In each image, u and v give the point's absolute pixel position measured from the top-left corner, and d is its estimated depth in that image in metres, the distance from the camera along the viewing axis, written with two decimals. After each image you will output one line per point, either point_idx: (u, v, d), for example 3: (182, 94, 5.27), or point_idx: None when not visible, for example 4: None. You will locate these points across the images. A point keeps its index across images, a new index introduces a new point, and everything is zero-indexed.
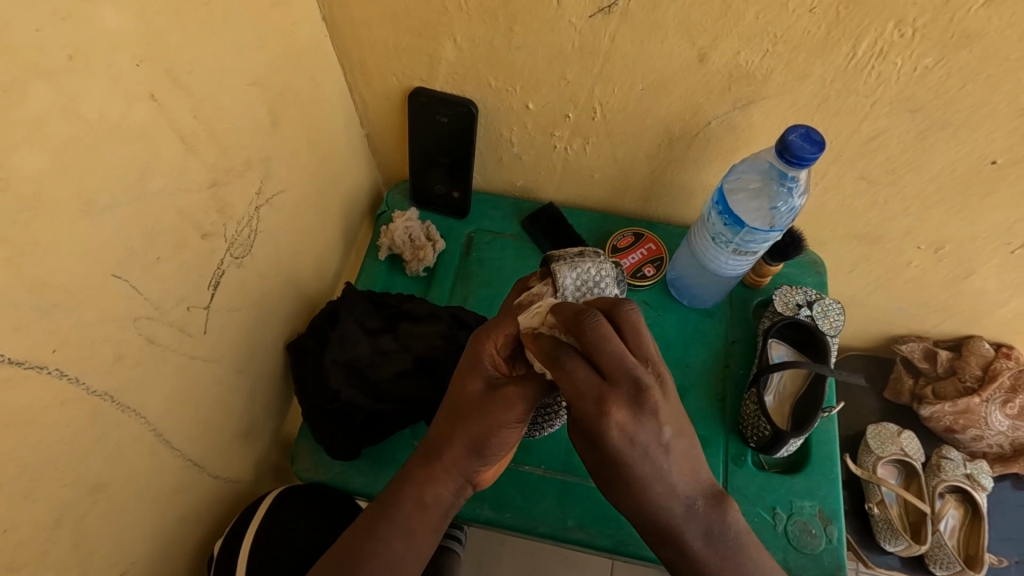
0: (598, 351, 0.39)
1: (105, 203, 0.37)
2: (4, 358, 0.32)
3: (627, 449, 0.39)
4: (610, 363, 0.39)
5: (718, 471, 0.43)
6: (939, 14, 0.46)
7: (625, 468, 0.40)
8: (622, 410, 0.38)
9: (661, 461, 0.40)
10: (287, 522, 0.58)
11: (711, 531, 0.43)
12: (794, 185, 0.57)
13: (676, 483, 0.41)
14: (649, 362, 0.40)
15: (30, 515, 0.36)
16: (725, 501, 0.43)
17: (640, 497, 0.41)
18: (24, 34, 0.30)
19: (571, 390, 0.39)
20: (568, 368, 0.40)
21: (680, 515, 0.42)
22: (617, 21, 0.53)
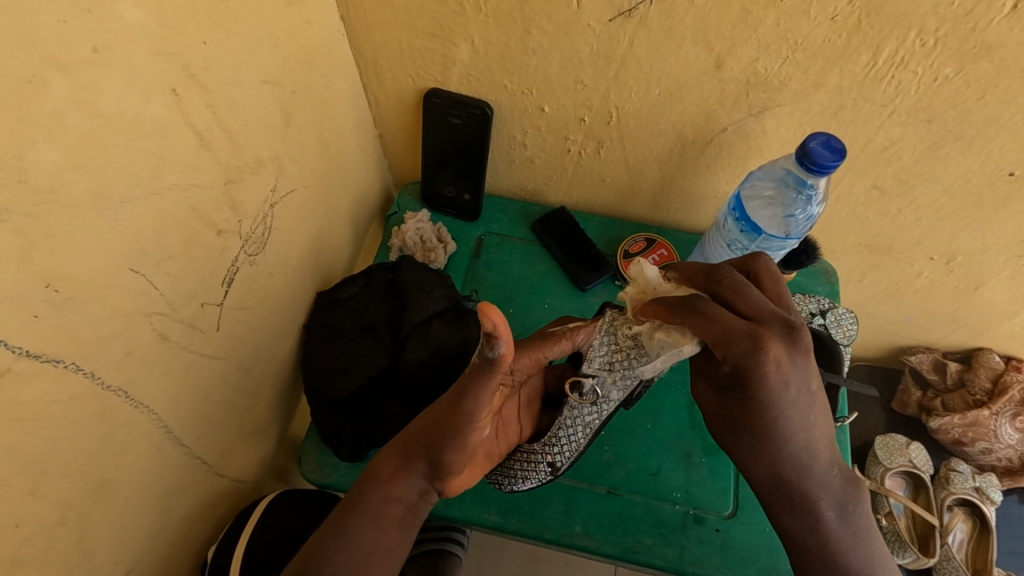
0: (736, 300, 0.44)
1: (121, 198, 0.37)
2: (20, 352, 0.32)
3: (780, 391, 0.42)
4: (753, 310, 0.43)
5: (804, 480, 0.44)
6: (960, 24, 0.46)
7: (764, 404, 0.43)
8: (779, 341, 0.41)
9: (796, 407, 0.43)
10: (283, 523, 0.58)
11: (847, 506, 0.45)
12: (811, 194, 0.56)
13: (814, 445, 0.44)
14: (768, 311, 0.42)
15: (38, 513, 0.36)
16: (847, 485, 0.45)
17: (782, 443, 0.43)
18: (45, 27, 0.30)
19: (717, 337, 0.42)
20: (700, 320, 0.42)
21: (807, 470, 0.44)
22: (634, 26, 0.53)
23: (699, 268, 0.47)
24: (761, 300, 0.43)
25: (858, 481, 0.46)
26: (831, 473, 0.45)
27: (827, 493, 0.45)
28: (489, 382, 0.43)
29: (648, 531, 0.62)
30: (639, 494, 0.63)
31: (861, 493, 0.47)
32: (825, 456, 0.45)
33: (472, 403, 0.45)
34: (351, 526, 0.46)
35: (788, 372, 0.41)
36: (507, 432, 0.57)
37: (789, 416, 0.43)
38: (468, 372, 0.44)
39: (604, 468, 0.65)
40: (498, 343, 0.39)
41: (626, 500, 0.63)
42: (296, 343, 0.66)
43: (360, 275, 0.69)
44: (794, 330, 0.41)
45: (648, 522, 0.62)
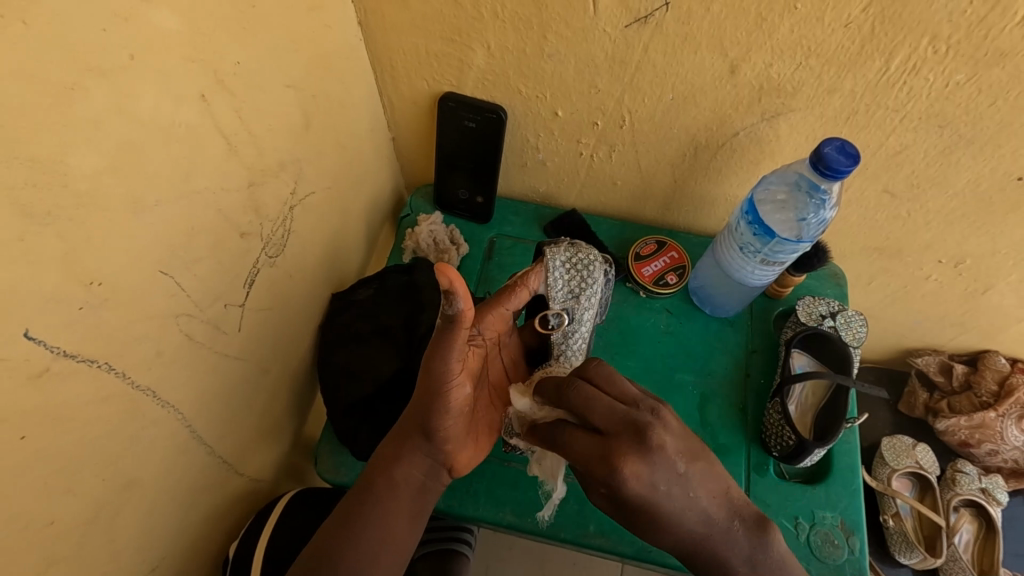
0: (609, 387, 0.47)
1: (154, 202, 0.38)
2: (58, 352, 0.33)
3: (650, 493, 0.42)
4: (605, 422, 0.44)
5: (716, 547, 0.44)
6: (973, 32, 0.46)
7: (646, 506, 0.42)
8: (634, 449, 0.42)
9: (689, 488, 0.43)
10: (301, 521, 0.58)
11: (754, 559, 0.44)
12: (825, 198, 0.57)
13: (694, 507, 0.43)
14: (617, 418, 0.44)
15: (71, 510, 0.37)
16: (753, 537, 0.45)
17: (674, 525, 0.43)
18: (88, 35, 0.31)
19: (584, 457, 0.44)
20: (592, 406, 0.45)
21: (728, 541, 0.44)
22: (650, 32, 0.54)
23: (555, 387, 0.49)
24: (628, 391, 0.46)
25: (770, 520, 0.46)
26: (727, 524, 0.44)
27: (736, 553, 0.44)
28: (456, 345, 0.45)
29: None
30: None
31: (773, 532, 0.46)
32: (721, 528, 0.44)
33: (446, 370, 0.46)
34: (370, 510, 0.49)
35: (654, 472, 0.42)
36: (508, 404, 0.57)
37: (674, 500, 0.43)
38: (435, 340, 0.46)
39: None
40: (455, 297, 0.41)
41: None
42: (312, 344, 0.66)
43: (375, 276, 0.69)
44: (655, 419, 0.44)
45: None
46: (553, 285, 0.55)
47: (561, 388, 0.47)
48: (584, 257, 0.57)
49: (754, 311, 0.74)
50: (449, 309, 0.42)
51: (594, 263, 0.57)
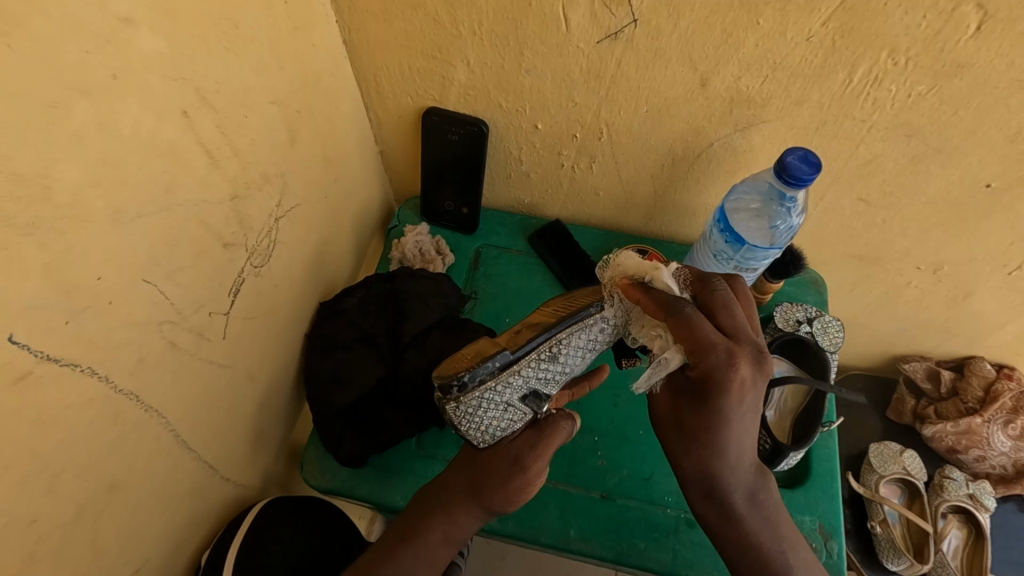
0: (718, 313, 0.47)
1: (136, 213, 0.39)
2: (41, 357, 0.35)
3: (735, 409, 0.44)
4: (732, 325, 0.46)
5: (727, 482, 0.46)
6: (930, 44, 0.48)
7: (719, 421, 0.45)
8: (750, 361, 0.44)
9: (744, 424, 0.45)
10: (276, 527, 0.59)
11: (756, 496, 0.48)
12: (792, 205, 0.59)
13: (745, 447, 0.46)
14: (744, 332, 0.45)
15: (53, 511, 0.38)
16: (760, 476, 0.48)
17: (717, 450, 0.45)
18: (70, 56, 0.33)
19: (698, 344, 0.44)
20: (680, 327, 0.45)
21: (735, 466, 0.46)
22: (622, 47, 0.56)
23: (662, 296, 0.46)
24: (742, 318, 0.46)
25: (765, 469, 0.49)
26: (747, 469, 0.47)
27: (740, 489, 0.47)
28: (554, 439, 0.49)
29: (641, 536, 0.63)
30: (634, 499, 0.65)
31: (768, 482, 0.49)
32: (749, 466, 0.47)
33: (534, 472, 0.49)
34: (406, 556, 0.50)
35: (748, 393, 0.44)
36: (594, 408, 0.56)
37: (734, 424, 0.45)
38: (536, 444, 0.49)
39: (598, 474, 0.66)
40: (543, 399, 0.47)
41: (620, 504, 0.64)
42: (300, 352, 0.68)
43: (360, 286, 0.71)
44: (764, 356, 0.45)
45: (642, 527, 0.63)
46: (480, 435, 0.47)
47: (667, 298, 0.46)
48: (458, 420, 0.45)
49: None
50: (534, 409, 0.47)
51: (466, 410, 0.44)
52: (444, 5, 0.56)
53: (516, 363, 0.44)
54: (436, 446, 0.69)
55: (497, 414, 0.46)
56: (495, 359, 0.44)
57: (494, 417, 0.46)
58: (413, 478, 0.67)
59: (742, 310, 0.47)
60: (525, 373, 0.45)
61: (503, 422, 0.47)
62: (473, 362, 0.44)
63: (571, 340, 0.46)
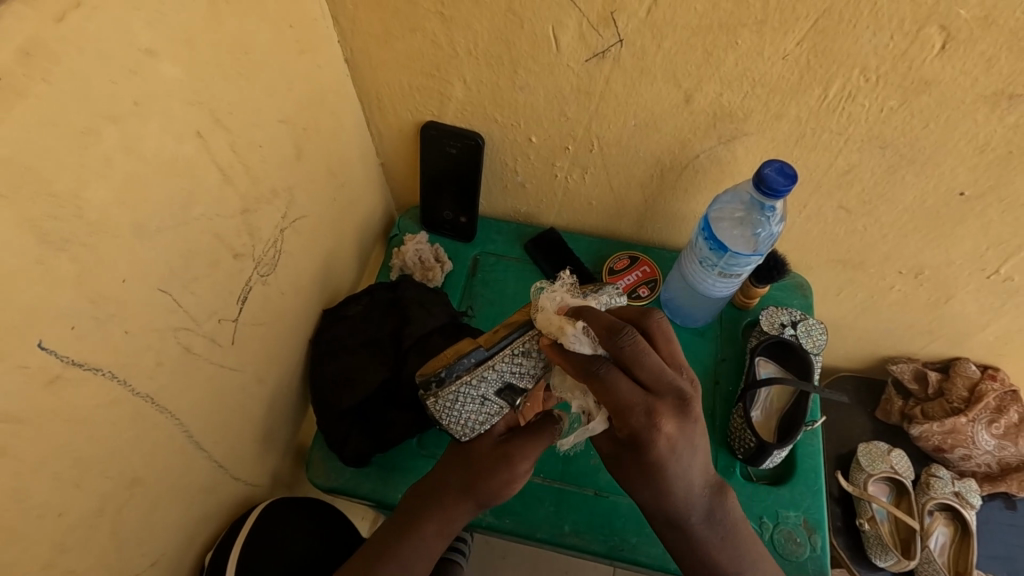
0: (635, 368, 0.45)
1: (156, 228, 0.42)
2: (70, 362, 0.38)
3: (667, 455, 0.45)
4: (651, 377, 0.45)
5: (675, 513, 0.49)
6: (899, 63, 0.51)
7: (654, 468, 0.46)
8: (671, 420, 0.44)
9: (689, 464, 0.47)
10: (275, 524, 0.62)
11: (712, 514, 0.51)
12: (772, 215, 0.62)
13: (691, 484, 0.48)
14: (665, 380, 0.45)
15: (79, 504, 0.41)
16: (716, 495, 0.51)
17: (662, 483, 0.47)
18: (101, 87, 0.36)
19: (618, 404, 0.44)
20: (600, 391, 0.44)
21: (685, 502, 0.49)
22: (610, 66, 0.59)
23: (603, 323, 0.46)
24: (659, 364, 0.45)
25: (726, 489, 0.52)
26: (701, 494, 0.49)
27: (696, 513, 0.50)
28: (541, 439, 0.52)
29: (633, 530, 0.65)
30: (626, 496, 0.67)
31: (729, 498, 0.52)
32: (699, 495, 0.50)
33: (517, 470, 0.52)
34: (406, 551, 0.53)
35: (678, 443, 0.45)
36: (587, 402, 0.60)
37: (675, 469, 0.46)
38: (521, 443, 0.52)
39: (592, 472, 0.68)
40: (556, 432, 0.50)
41: (612, 500, 0.67)
42: (305, 356, 0.71)
43: (362, 293, 0.74)
44: (687, 404, 0.45)
45: (634, 522, 0.66)
46: (462, 428, 0.52)
47: (605, 329, 0.45)
48: (440, 412, 0.49)
49: (724, 321, 0.78)
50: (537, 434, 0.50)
51: (445, 404, 0.49)
52: (441, 28, 0.59)
53: (490, 358, 0.48)
54: (435, 446, 0.72)
55: (478, 408, 0.50)
56: (472, 355, 0.48)
57: (472, 410, 0.50)
58: (413, 477, 0.69)
59: (656, 354, 0.45)
60: (499, 368, 0.49)
61: (482, 415, 0.51)
62: (449, 358, 0.48)
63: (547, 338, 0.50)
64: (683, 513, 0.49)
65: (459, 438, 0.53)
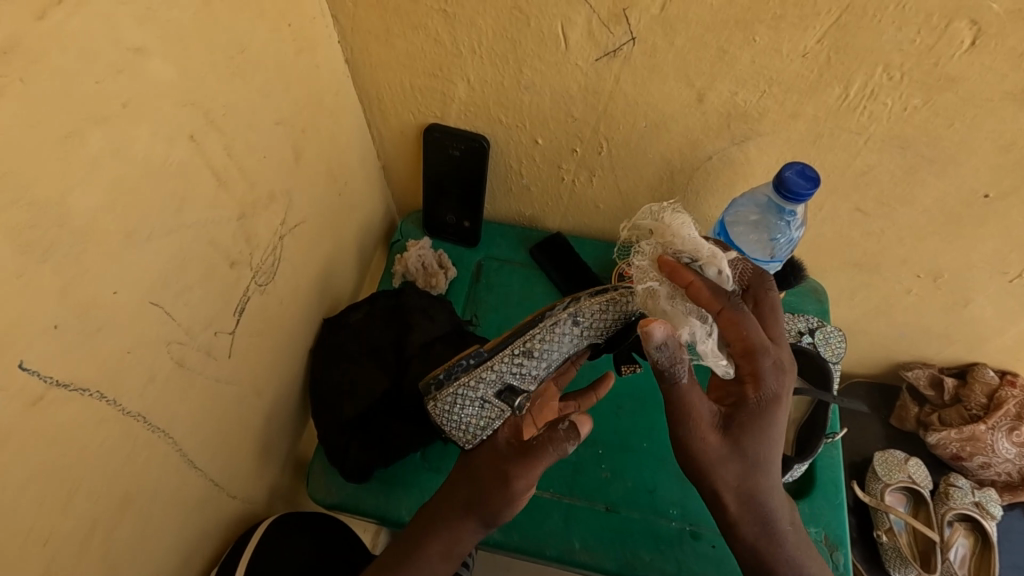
0: (756, 323, 0.51)
1: (147, 236, 0.40)
2: (52, 381, 0.35)
3: (775, 408, 0.49)
4: (771, 331, 0.52)
5: (765, 484, 0.49)
6: (924, 59, 0.49)
7: (750, 432, 0.49)
8: (785, 376, 0.49)
9: (781, 427, 0.50)
10: (281, 541, 0.60)
11: (789, 505, 0.51)
12: (792, 219, 0.59)
13: (778, 456, 0.50)
14: (783, 339, 0.52)
15: (66, 530, 0.39)
16: (787, 487, 0.52)
17: (746, 466, 0.48)
18: (85, 88, 0.34)
19: (750, 338, 0.49)
20: (732, 326, 0.50)
21: (772, 476, 0.50)
22: (620, 64, 0.57)
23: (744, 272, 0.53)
24: (780, 326, 0.52)
25: (791, 485, 0.53)
26: (778, 482, 0.51)
27: (779, 498, 0.50)
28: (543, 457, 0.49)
29: (646, 547, 0.63)
30: (638, 511, 0.65)
31: (791, 492, 0.53)
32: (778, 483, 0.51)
33: (518, 486, 0.49)
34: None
35: (787, 396, 0.50)
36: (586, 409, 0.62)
37: (775, 428, 0.49)
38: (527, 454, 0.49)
39: (602, 486, 0.66)
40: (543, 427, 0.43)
41: (624, 516, 0.65)
42: (304, 367, 0.68)
43: (364, 301, 0.72)
44: (792, 369, 0.51)
45: (647, 539, 0.64)
46: (458, 434, 0.53)
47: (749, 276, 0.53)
48: (442, 412, 0.52)
49: None
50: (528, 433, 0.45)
51: (447, 404, 0.52)
52: (445, 26, 0.57)
53: (490, 360, 0.52)
54: (439, 459, 0.69)
55: (476, 411, 0.52)
56: (473, 356, 0.53)
57: (473, 414, 0.52)
58: (418, 492, 0.67)
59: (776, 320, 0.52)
60: (499, 368, 0.52)
61: (481, 419, 0.53)
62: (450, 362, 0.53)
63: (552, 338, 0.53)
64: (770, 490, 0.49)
65: (457, 443, 0.53)
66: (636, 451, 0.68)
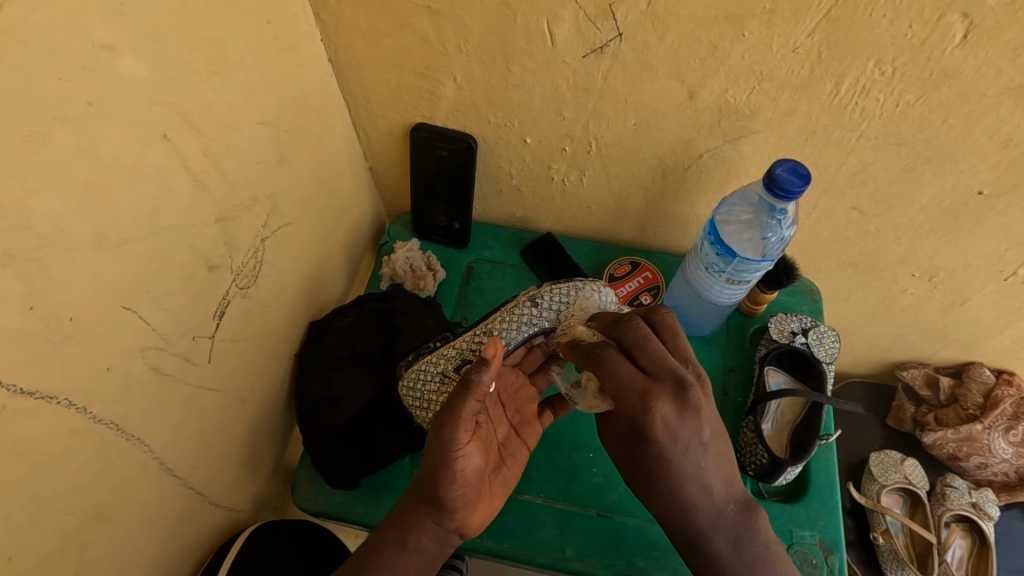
0: (637, 354, 0.45)
1: (119, 240, 0.39)
2: (18, 391, 0.34)
3: (670, 445, 0.44)
4: (651, 363, 0.45)
5: (696, 522, 0.46)
6: (918, 54, 0.48)
7: (660, 462, 0.45)
8: (666, 407, 0.43)
9: (687, 462, 0.45)
10: (260, 558, 0.58)
11: (740, 537, 0.47)
12: (783, 217, 0.59)
13: (706, 491, 0.46)
14: (666, 368, 0.44)
15: (35, 546, 0.37)
16: (745, 515, 0.48)
17: (679, 488, 0.46)
18: (49, 85, 0.32)
19: (613, 387, 0.44)
20: (600, 375, 0.45)
21: (701, 516, 0.46)
22: (610, 61, 0.55)
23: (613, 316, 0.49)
24: (660, 352, 0.45)
25: (757, 508, 0.49)
26: (727, 508, 0.47)
27: (721, 530, 0.47)
28: (462, 411, 0.46)
29: (640, 553, 0.62)
30: (631, 516, 0.64)
31: (760, 519, 0.48)
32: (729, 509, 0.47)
33: (454, 444, 0.47)
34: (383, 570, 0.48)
35: (676, 430, 0.44)
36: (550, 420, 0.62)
37: (682, 465, 0.45)
38: (445, 409, 0.47)
39: (596, 491, 0.65)
40: (486, 366, 0.45)
41: (618, 521, 0.64)
42: (290, 372, 0.67)
43: (352, 304, 0.70)
44: (685, 392, 0.44)
45: (641, 545, 0.62)
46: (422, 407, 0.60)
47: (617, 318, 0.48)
48: (413, 380, 0.61)
49: (730, 329, 0.75)
50: (474, 379, 0.45)
51: (417, 377, 0.61)
52: (430, 23, 0.56)
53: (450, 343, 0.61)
54: None
55: (436, 384, 0.60)
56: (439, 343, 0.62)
57: (433, 389, 0.60)
58: None
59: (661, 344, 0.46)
60: (459, 347, 0.60)
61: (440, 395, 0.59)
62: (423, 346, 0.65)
63: (505, 318, 0.59)
64: (708, 526, 0.47)
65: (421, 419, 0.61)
66: None
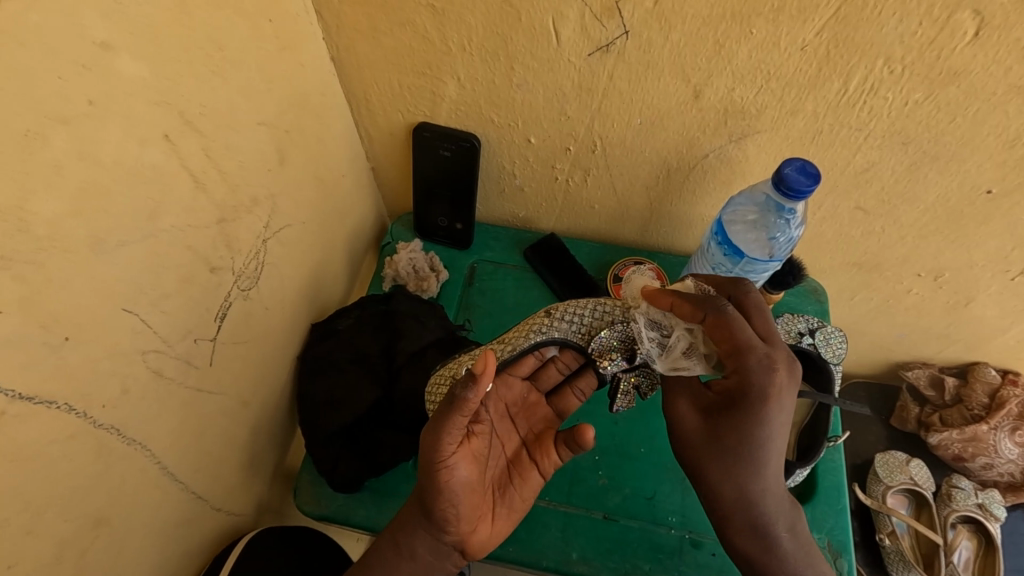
0: (753, 318, 0.48)
1: (119, 241, 0.38)
2: (16, 395, 0.33)
3: (777, 414, 0.45)
4: (766, 330, 0.47)
5: (765, 509, 0.48)
6: (926, 52, 0.47)
7: (759, 436, 0.46)
8: (784, 370, 0.45)
9: (779, 439, 0.46)
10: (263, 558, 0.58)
11: (795, 526, 0.49)
12: (791, 217, 0.58)
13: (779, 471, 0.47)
14: (778, 339, 0.47)
15: (34, 552, 0.37)
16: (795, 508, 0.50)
17: (756, 470, 0.46)
18: (47, 85, 0.32)
19: (740, 342, 0.45)
20: (722, 326, 0.46)
21: (771, 498, 0.48)
22: (614, 60, 0.55)
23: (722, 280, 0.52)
24: (772, 327, 0.48)
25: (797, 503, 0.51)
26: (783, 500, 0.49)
27: (780, 521, 0.48)
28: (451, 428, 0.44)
29: (644, 556, 0.62)
30: (636, 520, 0.63)
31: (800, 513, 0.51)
32: (781, 493, 0.49)
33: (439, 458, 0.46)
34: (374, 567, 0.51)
35: (785, 399, 0.45)
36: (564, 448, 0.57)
37: (776, 439, 0.46)
38: (432, 423, 0.45)
39: (600, 494, 0.64)
40: (473, 385, 0.42)
41: (623, 524, 0.63)
42: (291, 375, 0.66)
43: (354, 306, 0.70)
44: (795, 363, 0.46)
45: (645, 548, 0.62)
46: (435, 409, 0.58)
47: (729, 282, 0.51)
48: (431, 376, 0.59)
49: None
50: (461, 398, 0.43)
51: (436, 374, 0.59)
52: (432, 22, 0.55)
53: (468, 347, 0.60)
54: None
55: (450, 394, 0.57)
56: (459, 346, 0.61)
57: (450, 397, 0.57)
58: None
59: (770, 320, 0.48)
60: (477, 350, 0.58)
61: None
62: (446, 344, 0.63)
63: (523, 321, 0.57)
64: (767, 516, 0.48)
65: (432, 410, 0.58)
66: (633, 457, 0.66)
